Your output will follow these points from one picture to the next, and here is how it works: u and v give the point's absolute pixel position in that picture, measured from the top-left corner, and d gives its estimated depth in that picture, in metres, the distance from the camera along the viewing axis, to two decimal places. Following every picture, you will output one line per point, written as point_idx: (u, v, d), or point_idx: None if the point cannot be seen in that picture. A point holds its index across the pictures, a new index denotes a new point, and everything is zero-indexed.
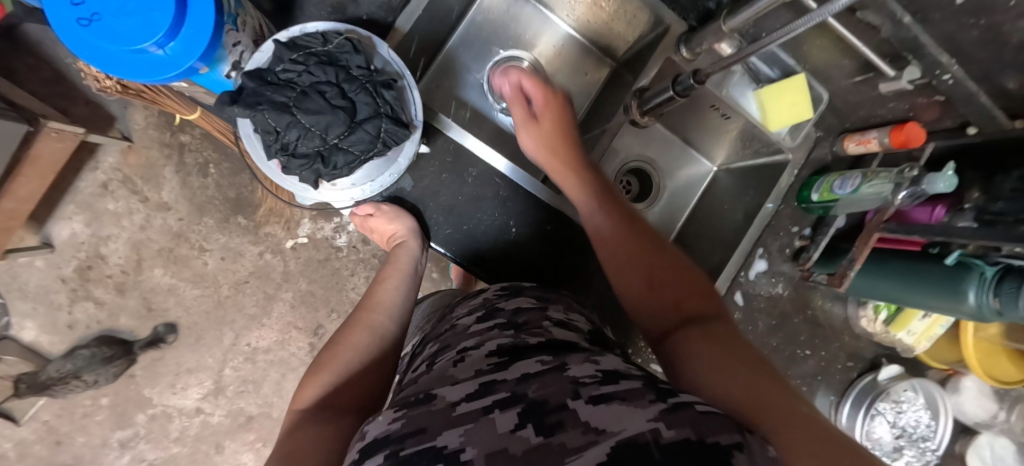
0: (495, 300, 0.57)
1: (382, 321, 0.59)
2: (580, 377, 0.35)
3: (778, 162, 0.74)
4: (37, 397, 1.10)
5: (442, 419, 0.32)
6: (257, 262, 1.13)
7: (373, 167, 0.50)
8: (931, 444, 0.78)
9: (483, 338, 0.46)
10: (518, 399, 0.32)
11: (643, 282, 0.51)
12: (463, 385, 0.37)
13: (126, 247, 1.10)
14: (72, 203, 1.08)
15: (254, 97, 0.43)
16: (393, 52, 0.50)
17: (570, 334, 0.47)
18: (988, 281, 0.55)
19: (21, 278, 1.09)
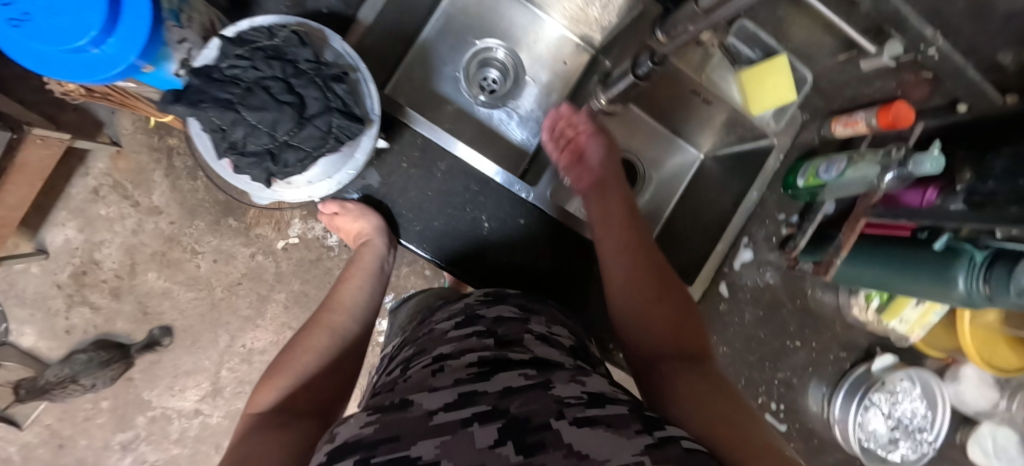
0: (477, 306, 0.56)
1: (344, 323, 0.58)
2: (564, 398, 0.34)
3: (761, 148, 0.72)
4: (38, 402, 1.04)
5: (420, 427, 0.30)
6: (249, 264, 1.09)
7: (326, 163, 0.49)
8: (928, 436, 0.75)
9: (460, 346, 0.45)
10: (498, 414, 0.31)
11: (654, 296, 0.54)
12: (439, 392, 0.36)
13: (120, 252, 1.05)
14: (65, 208, 1.03)
15: (198, 95, 0.42)
16: (347, 44, 0.49)
17: (554, 351, 0.46)
18: (977, 267, 0.52)
19: (18, 285, 1.04)
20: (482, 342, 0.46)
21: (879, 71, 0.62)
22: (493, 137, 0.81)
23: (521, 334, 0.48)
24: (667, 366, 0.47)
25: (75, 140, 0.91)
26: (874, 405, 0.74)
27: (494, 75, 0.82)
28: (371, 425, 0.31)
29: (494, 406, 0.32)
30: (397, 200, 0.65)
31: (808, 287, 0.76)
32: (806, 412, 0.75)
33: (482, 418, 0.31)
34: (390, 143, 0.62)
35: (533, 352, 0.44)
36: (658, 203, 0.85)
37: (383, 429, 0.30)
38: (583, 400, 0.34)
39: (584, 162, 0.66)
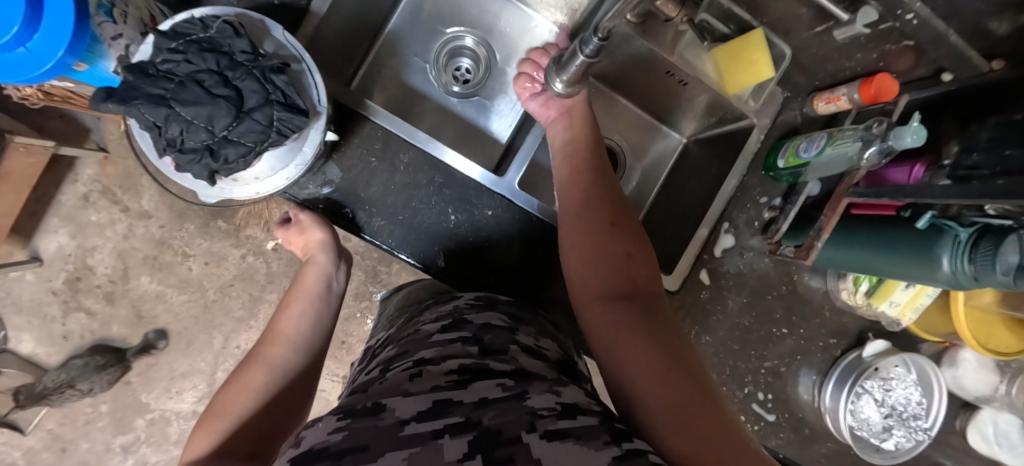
0: (467, 309, 0.51)
1: (285, 353, 0.56)
2: (539, 408, 0.31)
3: (743, 128, 0.69)
4: (39, 407, 0.92)
5: (388, 437, 0.27)
6: (240, 266, 0.94)
7: (272, 157, 0.48)
8: (923, 423, 0.72)
9: (442, 351, 0.41)
10: (470, 425, 0.28)
11: (607, 224, 0.51)
12: (415, 397, 0.33)
13: (111, 257, 0.91)
14: (57, 216, 0.90)
15: (129, 91, 0.41)
16: (289, 34, 0.48)
17: (540, 363, 0.42)
18: (962, 246, 0.49)
19: (13, 293, 0.90)
20: (466, 349, 0.41)
21: (850, 42, 0.59)
22: (466, 127, 0.77)
23: (506, 345, 0.43)
24: (611, 304, 0.44)
25: (63, 148, 0.82)
26: (867, 392, 0.71)
27: (467, 65, 0.78)
28: (339, 432, 0.29)
29: (468, 417, 0.30)
30: (359, 197, 0.63)
31: (795, 272, 0.73)
32: (797, 401, 0.73)
33: (453, 428, 0.28)
34: (349, 137, 0.61)
35: (518, 362, 0.40)
36: (642, 188, 0.81)
37: (354, 437, 0.28)
38: (558, 412, 0.31)
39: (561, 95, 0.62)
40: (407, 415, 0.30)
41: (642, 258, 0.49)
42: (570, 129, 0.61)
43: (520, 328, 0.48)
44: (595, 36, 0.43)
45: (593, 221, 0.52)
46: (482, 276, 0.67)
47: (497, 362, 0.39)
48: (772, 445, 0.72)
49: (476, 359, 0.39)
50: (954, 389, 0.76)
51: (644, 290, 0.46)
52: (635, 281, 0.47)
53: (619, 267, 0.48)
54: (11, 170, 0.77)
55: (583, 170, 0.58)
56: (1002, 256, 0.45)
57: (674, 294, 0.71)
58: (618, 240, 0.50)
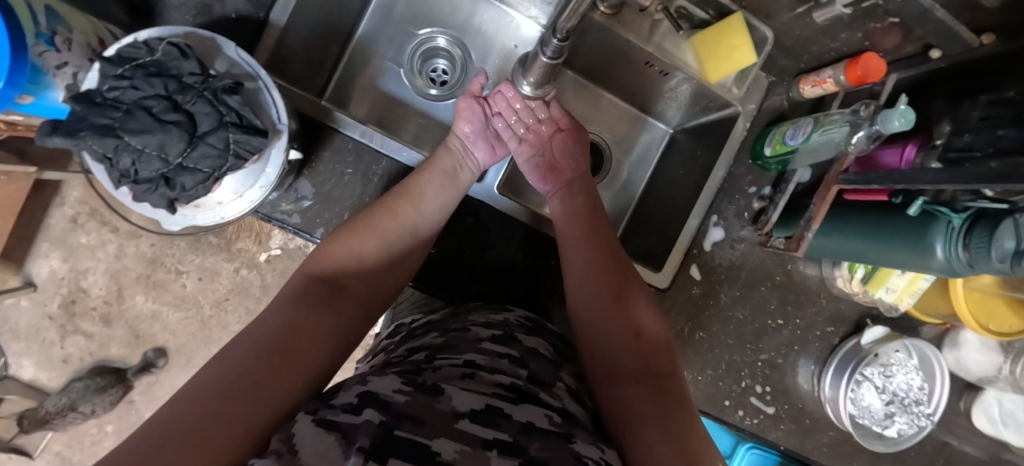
0: (515, 325, 0.51)
1: (405, 230, 0.54)
2: (585, 455, 0.32)
3: (728, 118, 0.67)
4: (43, 430, 0.91)
5: (444, 424, 0.30)
6: (234, 279, 0.93)
7: (232, 181, 0.46)
8: (926, 409, 0.71)
9: (492, 362, 0.41)
10: (518, 450, 0.30)
11: (612, 293, 0.53)
12: (470, 393, 0.35)
13: (105, 278, 0.90)
14: (48, 239, 0.88)
15: (76, 123, 0.40)
16: (242, 51, 0.46)
17: (581, 408, 0.42)
18: (956, 231, 0.46)
19: (10, 319, 0.89)
20: (515, 369, 0.41)
21: (833, 23, 0.57)
22: (445, 130, 0.75)
23: (552, 379, 0.43)
24: (624, 387, 0.45)
25: (48, 174, 0.78)
26: (867, 379, 0.69)
27: (444, 65, 0.75)
28: (402, 394, 0.32)
29: (515, 439, 0.31)
30: (333, 214, 0.61)
31: (788, 261, 0.71)
32: (796, 392, 0.71)
33: (501, 445, 0.30)
34: (320, 152, 0.60)
35: (562, 400, 0.40)
36: (630, 182, 0.78)
37: (414, 405, 0.31)
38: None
39: (558, 166, 0.65)
40: (462, 409, 0.33)
41: (653, 336, 0.50)
42: (567, 196, 0.63)
43: (563, 365, 0.48)
44: (555, 37, 0.41)
45: (601, 298, 0.53)
46: (457, 282, 0.68)
47: (547, 395, 0.40)
48: (773, 437, 0.71)
49: (526, 382, 0.40)
50: (956, 370, 0.75)
51: (657, 371, 0.46)
52: (646, 363, 0.47)
53: (628, 337, 0.49)
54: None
55: (588, 231, 0.59)
56: (997, 241, 0.43)
57: (663, 292, 0.69)
58: (625, 320, 0.51)
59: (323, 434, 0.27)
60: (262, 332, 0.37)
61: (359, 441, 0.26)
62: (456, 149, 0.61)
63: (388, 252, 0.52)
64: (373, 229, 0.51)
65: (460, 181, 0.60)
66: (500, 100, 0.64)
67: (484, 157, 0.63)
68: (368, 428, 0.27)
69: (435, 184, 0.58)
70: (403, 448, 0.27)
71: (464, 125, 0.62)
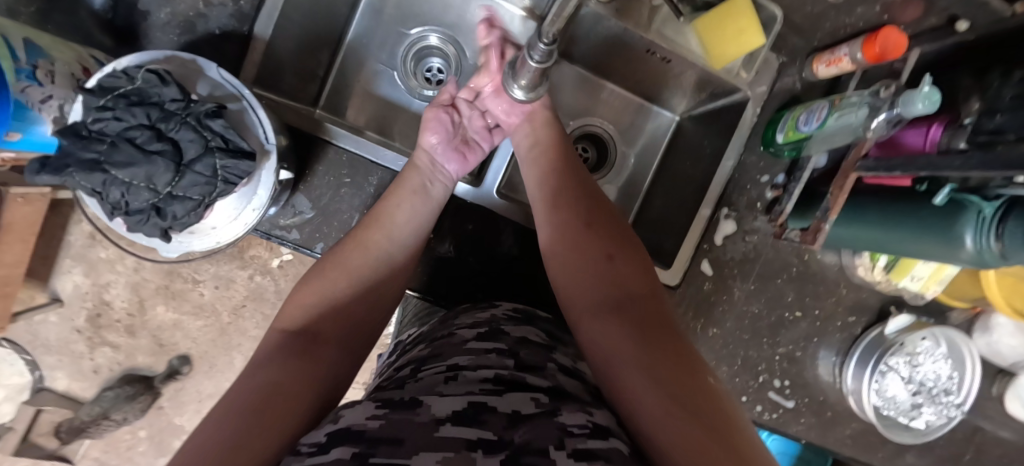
0: (503, 320, 0.50)
1: (380, 260, 0.51)
2: (570, 426, 0.31)
3: (737, 102, 0.63)
4: (80, 439, 0.95)
5: (422, 437, 0.29)
6: (250, 286, 0.93)
7: (226, 205, 0.45)
8: (955, 398, 0.68)
9: (477, 360, 0.40)
10: (501, 445, 0.29)
11: (581, 222, 0.52)
12: (450, 397, 0.34)
13: (126, 291, 0.91)
14: (69, 256, 0.89)
15: (63, 159, 0.40)
16: (224, 72, 0.45)
17: (577, 384, 0.40)
18: (988, 222, 0.43)
19: (40, 335, 0.91)
20: (502, 361, 0.40)
21: None
22: None
23: (543, 361, 0.42)
24: (604, 321, 0.43)
25: (60, 193, 0.78)
26: (891, 369, 0.67)
27: (438, 64, 0.73)
28: (376, 419, 0.31)
29: (501, 436, 0.30)
30: (332, 228, 0.60)
31: (805, 250, 0.68)
32: (817, 384, 0.69)
33: (486, 445, 0.29)
34: (315, 166, 0.59)
35: (556, 380, 0.39)
36: (637, 174, 0.76)
37: (389, 427, 0.30)
38: (588, 430, 0.31)
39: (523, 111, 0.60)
40: (442, 414, 0.32)
41: (624, 257, 0.49)
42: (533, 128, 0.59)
43: (558, 347, 0.47)
44: (541, 42, 0.39)
45: (566, 236, 0.51)
46: (464, 289, 0.67)
47: (536, 379, 0.38)
48: (793, 431, 0.69)
49: (512, 370, 0.39)
50: (987, 355, 0.72)
51: (632, 293, 0.45)
52: (621, 285, 0.46)
53: (599, 262, 0.48)
54: (12, 221, 0.74)
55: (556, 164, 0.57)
56: None
57: (674, 289, 0.67)
58: (591, 250, 0.49)
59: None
60: (240, 397, 0.34)
61: None
62: (423, 165, 0.58)
63: (364, 286, 0.49)
64: (342, 268, 0.49)
65: (432, 196, 0.57)
66: (464, 108, 0.62)
67: (455, 167, 0.61)
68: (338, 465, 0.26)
69: (410, 209, 0.55)
70: None
71: (430, 136, 0.59)
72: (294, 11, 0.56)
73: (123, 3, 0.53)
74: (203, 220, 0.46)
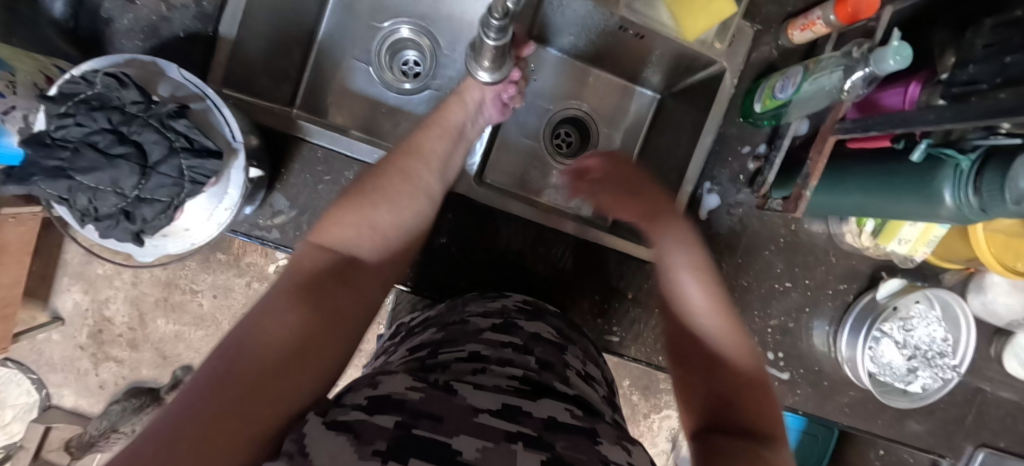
0: (514, 313, 0.52)
1: (420, 198, 0.48)
2: (612, 459, 0.30)
3: (715, 75, 0.63)
4: (91, 455, 0.94)
5: (463, 419, 0.29)
6: (248, 294, 0.94)
7: (196, 204, 0.45)
8: (951, 360, 0.67)
9: (499, 354, 0.41)
10: (543, 446, 0.28)
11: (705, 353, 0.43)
12: (484, 392, 0.34)
13: (126, 305, 0.92)
14: (67, 274, 0.90)
15: (27, 169, 0.40)
16: (186, 72, 0.45)
17: (594, 392, 0.43)
18: (965, 175, 0.42)
19: (45, 353, 0.92)
20: (521, 359, 0.41)
21: None
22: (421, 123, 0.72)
23: (559, 362, 0.44)
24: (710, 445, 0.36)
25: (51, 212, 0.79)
26: (884, 335, 0.67)
27: (414, 56, 0.72)
28: (416, 391, 0.31)
29: (540, 434, 0.30)
30: (312, 226, 0.60)
31: (792, 220, 0.67)
32: (812, 355, 0.69)
33: (525, 438, 0.29)
34: (290, 165, 0.58)
35: (576, 389, 0.40)
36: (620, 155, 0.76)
37: (429, 402, 0.30)
38: None
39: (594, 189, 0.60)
40: (480, 406, 0.32)
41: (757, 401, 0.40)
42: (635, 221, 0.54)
43: (569, 347, 0.49)
44: (493, 17, 0.39)
45: (683, 358, 0.45)
46: (453, 279, 0.67)
47: (562, 385, 0.39)
48: (790, 403, 0.69)
49: (532, 371, 0.40)
50: (983, 316, 0.72)
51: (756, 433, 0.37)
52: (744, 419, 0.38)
53: (715, 395, 0.41)
54: (7, 243, 0.74)
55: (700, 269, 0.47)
56: (1011, 181, 0.38)
57: (659, 267, 0.70)
58: (716, 382, 0.41)
59: (334, 435, 0.25)
60: (280, 322, 0.32)
61: (375, 443, 0.25)
62: (471, 103, 0.54)
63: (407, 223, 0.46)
64: (387, 197, 0.45)
65: (466, 139, 0.55)
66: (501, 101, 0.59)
67: (496, 115, 0.58)
68: (384, 432, 0.26)
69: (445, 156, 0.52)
70: (424, 449, 0.25)
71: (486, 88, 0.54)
72: (259, 9, 0.55)
73: (86, 11, 0.53)
74: (175, 221, 0.45)
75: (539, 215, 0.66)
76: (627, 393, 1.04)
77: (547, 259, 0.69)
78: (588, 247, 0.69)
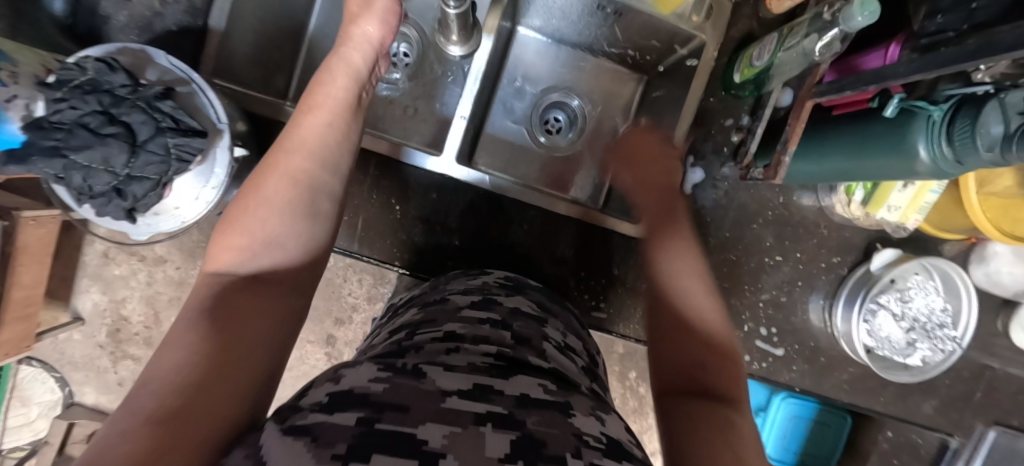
0: (494, 288, 0.50)
1: (324, 170, 0.41)
2: (585, 432, 0.28)
3: (696, 50, 0.62)
4: None
5: (429, 405, 0.26)
6: None
7: (184, 183, 0.47)
8: (952, 332, 0.65)
9: (474, 330, 0.39)
10: (514, 425, 0.26)
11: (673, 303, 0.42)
12: (455, 374, 0.31)
13: (142, 305, 0.89)
14: (87, 276, 0.87)
15: (26, 150, 0.42)
16: (172, 58, 0.47)
17: (570, 363, 0.41)
18: (937, 126, 0.42)
19: (66, 352, 0.91)
20: (496, 332, 0.40)
21: None
22: None
23: (536, 335, 0.42)
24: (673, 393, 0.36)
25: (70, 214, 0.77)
26: (881, 308, 0.65)
27: (404, 48, 0.69)
28: (380, 383, 0.27)
29: (511, 412, 0.27)
30: None
31: (782, 193, 0.67)
32: (807, 330, 0.68)
33: (496, 419, 0.26)
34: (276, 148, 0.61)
35: (552, 360, 0.39)
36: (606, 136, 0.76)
37: (394, 391, 0.27)
38: (604, 442, 0.28)
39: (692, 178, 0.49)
40: (449, 388, 0.29)
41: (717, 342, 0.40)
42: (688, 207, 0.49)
43: (548, 319, 0.47)
44: None
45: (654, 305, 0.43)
46: (444, 261, 0.69)
47: (534, 356, 0.38)
48: (785, 379, 0.69)
49: (511, 349, 0.37)
50: (987, 287, 0.70)
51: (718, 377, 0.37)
52: (701, 361, 0.38)
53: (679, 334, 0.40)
54: (26, 244, 0.71)
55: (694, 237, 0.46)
56: (981, 128, 0.39)
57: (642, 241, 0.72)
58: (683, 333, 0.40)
59: (290, 442, 0.21)
60: (179, 360, 0.25)
61: (336, 445, 0.21)
62: (356, 62, 0.48)
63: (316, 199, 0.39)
64: (265, 199, 0.37)
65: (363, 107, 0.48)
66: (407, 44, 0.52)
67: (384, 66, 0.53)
68: (344, 431, 0.22)
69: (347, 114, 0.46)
70: (383, 442, 0.22)
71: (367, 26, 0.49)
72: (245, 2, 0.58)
73: (83, 10, 0.56)
74: (165, 200, 0.48)
75: (521, 193, 0.68)
76: (633, 384, 1.02)
77: (527, 234, 0.71)
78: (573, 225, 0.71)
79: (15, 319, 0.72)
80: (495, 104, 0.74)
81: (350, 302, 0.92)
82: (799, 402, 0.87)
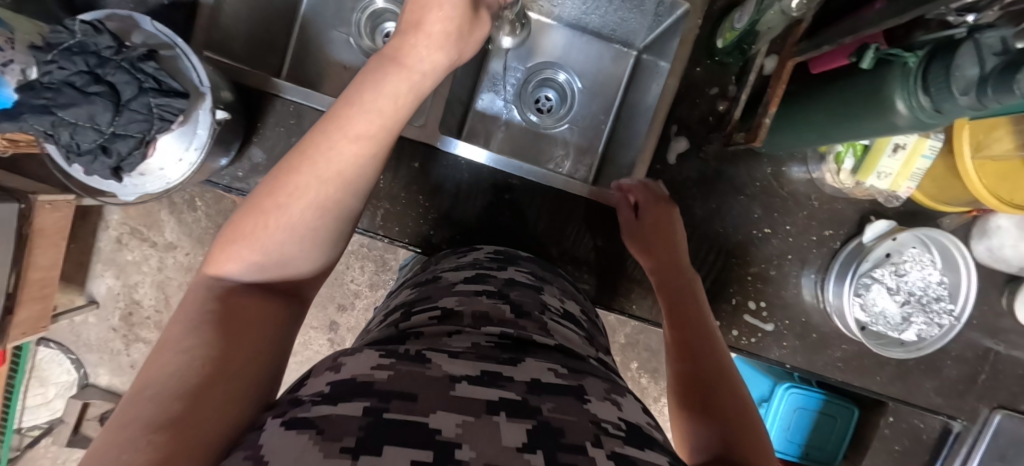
0: (488, 263, 0.50)
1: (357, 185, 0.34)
2: (603, 418, 0.26)
3: (680, 18, 0.61)
4: None
5: (437, 392, 0.24)
6: None
7: (167, 143, 0.49)
8: (948, 305, 0.63)
9: (470, 303, 0.38)
10: (530, 411, 0.24)
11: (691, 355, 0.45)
12: (461, 359, 0.28)
13: (154, 291, 0.91)
14: (100, 261, 0.90)
15: (18, 108, 0.45)
16: (158, 23, 0.49)
17: (574, 334, 0.40)
18: (914, 74, 0.40)
19: (82, 335, 0.93)
20: (495, 305, 0.38)
21: None
22: None
23: (531, 301, 0.41)
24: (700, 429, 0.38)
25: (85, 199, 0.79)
26: (875, 281, 0.63)
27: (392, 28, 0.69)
28: (384, 371, 0.25)
29: (524, 399, 0.25)
30: None
31: (770, 165, 0.66)
32: (799, 305, 0.67)
33: (509, 408, 0.24)
34: (264, 119, 0.62)
35: (555, 335, 0.37)
36: (596, 112, 0.76)
37: (399, 378, 0.24)
38: (624, 430, 0.25)
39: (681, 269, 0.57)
40: (456, 374, 0.26)
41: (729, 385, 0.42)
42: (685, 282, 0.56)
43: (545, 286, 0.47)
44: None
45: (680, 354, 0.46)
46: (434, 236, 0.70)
47: (540, 335, 0.35)
48: (777, 356, 0.67)
49: (518, 329, 0.35)
50: (991, 263, 0.67)
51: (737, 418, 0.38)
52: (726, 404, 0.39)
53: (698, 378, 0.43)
54: (42, 228, 0.73)
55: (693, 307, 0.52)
56: (957, 70, 0.37)
57: None
58: (705, 380, 0.42)
59: (292, 435, 0.20)
60: (182, 368, 0.24)
61: (342, 440, 0.19)
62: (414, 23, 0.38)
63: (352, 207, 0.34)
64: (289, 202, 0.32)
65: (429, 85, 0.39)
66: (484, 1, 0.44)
67: None
68: (352, 424, 0.20)
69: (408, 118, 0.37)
70: (392, 433, 0.20)
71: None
72: None
73: None
74: (150, 160, 0.50)
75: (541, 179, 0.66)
76: (635, 376, 1.01)
77: (518, 211, 0.71)
78: (558, 195, 0.70)
79: (32, 298, 0.74)
80: (496, 83, 0.75)
81: (352, 289, 0.93)
82: (802, 392, 0.85)
